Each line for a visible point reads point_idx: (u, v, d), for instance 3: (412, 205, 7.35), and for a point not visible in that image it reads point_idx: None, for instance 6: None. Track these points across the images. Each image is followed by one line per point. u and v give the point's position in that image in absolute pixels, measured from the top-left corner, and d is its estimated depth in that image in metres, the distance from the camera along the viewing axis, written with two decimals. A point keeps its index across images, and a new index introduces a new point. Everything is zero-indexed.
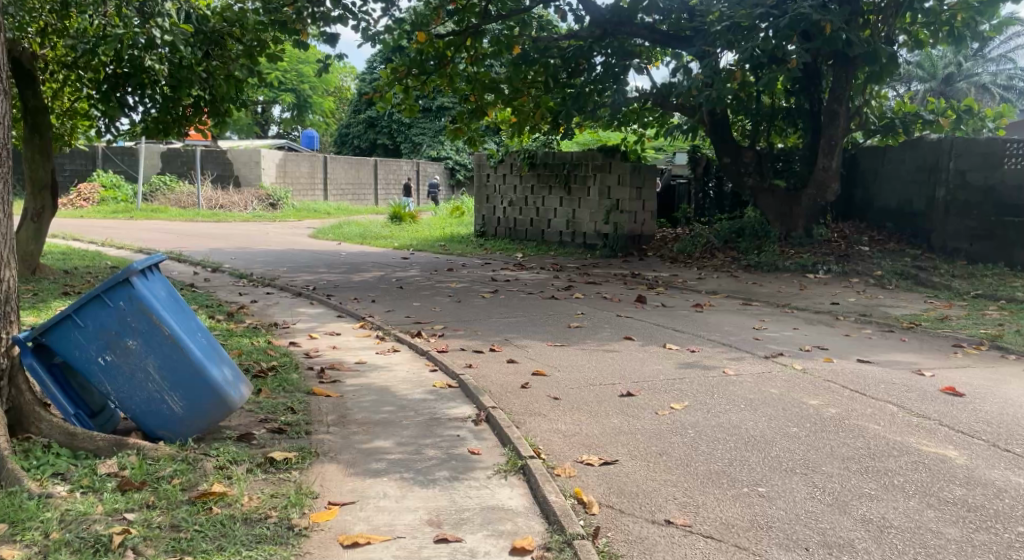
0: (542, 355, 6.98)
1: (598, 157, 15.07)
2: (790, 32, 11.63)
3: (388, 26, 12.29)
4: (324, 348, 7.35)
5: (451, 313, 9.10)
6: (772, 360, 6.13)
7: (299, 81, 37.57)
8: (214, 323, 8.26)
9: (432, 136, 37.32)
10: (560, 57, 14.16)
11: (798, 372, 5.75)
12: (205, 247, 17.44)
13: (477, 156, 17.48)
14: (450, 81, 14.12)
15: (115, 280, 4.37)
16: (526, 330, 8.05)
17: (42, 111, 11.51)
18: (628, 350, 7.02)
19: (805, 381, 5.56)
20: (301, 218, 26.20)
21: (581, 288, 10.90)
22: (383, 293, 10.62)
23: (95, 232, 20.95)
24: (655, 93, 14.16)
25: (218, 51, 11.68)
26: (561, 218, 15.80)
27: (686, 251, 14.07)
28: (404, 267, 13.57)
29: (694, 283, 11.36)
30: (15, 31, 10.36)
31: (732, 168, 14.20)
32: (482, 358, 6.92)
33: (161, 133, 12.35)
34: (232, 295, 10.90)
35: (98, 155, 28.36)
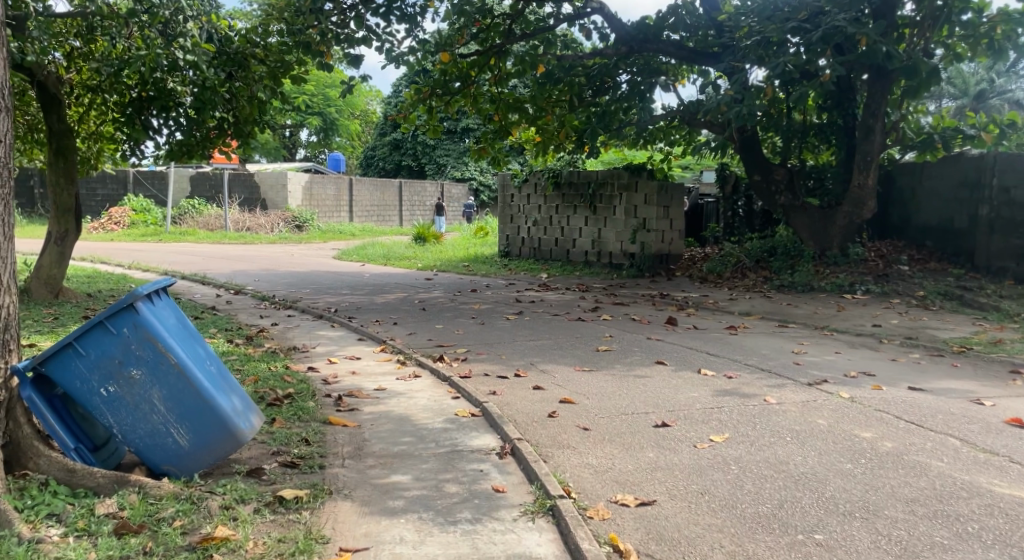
0: (569, 380, 6.65)
1: (624, 175, 14.73)
2: (823, 46, 11.34)
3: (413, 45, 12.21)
4: (343, 373, 7.07)
5: (475, 336, 8.79)
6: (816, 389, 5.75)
7: (325, 104, 37.71)
8: (232, 347, 8.02)
9: (457, 157, 37.26)
10: (585, 75, 13.98)
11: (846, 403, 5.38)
12: (229, 270, 17.29)
13: (501, 177, 17.26)
14: (474, 101, 13.97)
15: (120, 307, 4.10)
16: (553, 354, 7.73)
17: (67, 135, 11.36)
18: (660, 375, 6.67)
19: (854, 412, 5.19)
20: (327, 240, 26.11)
21: (609, 309, 10.56)
22: (406, 315, 10.35)
23: (122, 255, 20.92)
24: (680, 109, 13.89)
25: (243, 74, 11.35)
26: (587, 237, 15.45)
27: (717, 271, 13.65)
28: (427, 289, 13.31)
29: (726, 304, 10.99)
30: (40, 54, 10.42)
31: (763, 186, 13.83)
32: (506, 384, 6.59)
33: (185, 156, 12.21)
34: (253, 317, 10.67)
35: (128, 180, 28.45)
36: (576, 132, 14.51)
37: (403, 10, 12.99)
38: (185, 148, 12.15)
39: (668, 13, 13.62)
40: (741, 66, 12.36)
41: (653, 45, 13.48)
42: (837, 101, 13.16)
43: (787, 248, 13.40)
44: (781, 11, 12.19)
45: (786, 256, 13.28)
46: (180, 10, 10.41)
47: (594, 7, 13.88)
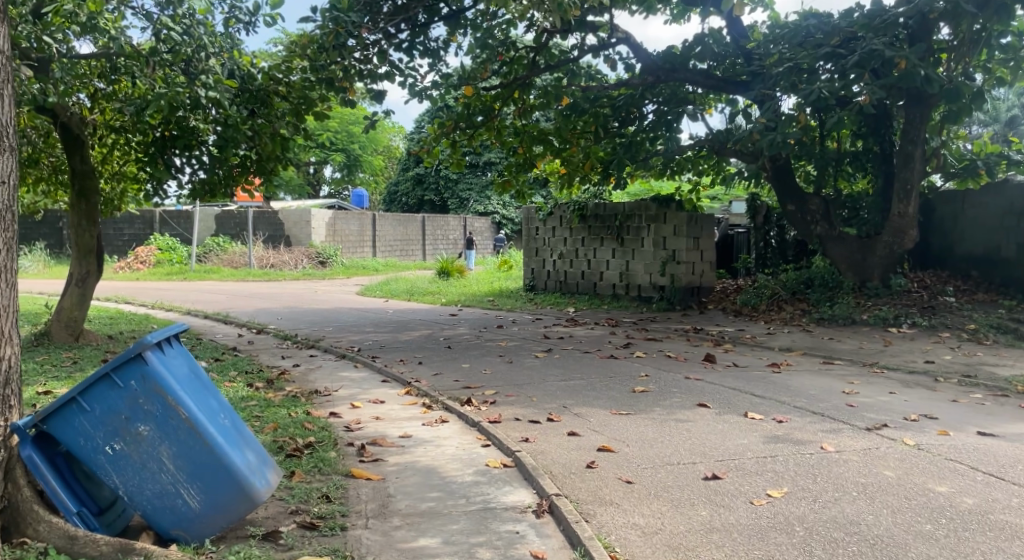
0: (606, 425, 6.28)
1: (651, 206, 14.31)
2: (860, 71, 11.03)
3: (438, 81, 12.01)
4: (366, 419, 6.72)
5: (504, 376, 8.44)
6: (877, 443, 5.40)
7: (349, 141, 37.78)
8: (252, 391, 7.71)
9: (480, 191, 37.17)
10: (611, 106, 13.73)
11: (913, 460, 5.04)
12: (252, 308, 17.06)
13: (526, 210, 16.98)
14: (498, 135, 13.68)
15: (126, 357, 3.78)
16: (587, 395, 7.37)
17: (89, 175, 11.15)
18: (702, 420, 6.29)
19: (926, 466, 4.94)
20: (351, 276, 25.93)
21: (642, 346, 10.17)
22: (431, 354, 10.01)
23: (147, 295, 20.80)
24: (708, 139, 13.56)
25: (266, 111, 11.19)
26: (614, 270, 15.04)
27: (752, 304, 13.21)
28: (453, 325, 12.99)
29: (764, 339, 10.58)
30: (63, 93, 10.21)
31: (797, 216, 13.42)
32: (539, 430, 6.22)
33: (208, 195, 12.02)
34: (275, 358, 10.38)
35: (155, 220, 28.49)
36: (602, 164, 14.12)
37: (427, 44, 12.81)
38: (208, 187, 11.96)
39: (694, 43, 13.30)
40: (772, 94, 12.05)
41: (681, 74, 13.19)
42: (873, 128, 12.84)
43: (824, 280, 12.96)
44: (814, 37, 11.91)
45: (823, 288, 12.85)
46: (202, 47, 10.17)
47: (618, 37, 13.65)
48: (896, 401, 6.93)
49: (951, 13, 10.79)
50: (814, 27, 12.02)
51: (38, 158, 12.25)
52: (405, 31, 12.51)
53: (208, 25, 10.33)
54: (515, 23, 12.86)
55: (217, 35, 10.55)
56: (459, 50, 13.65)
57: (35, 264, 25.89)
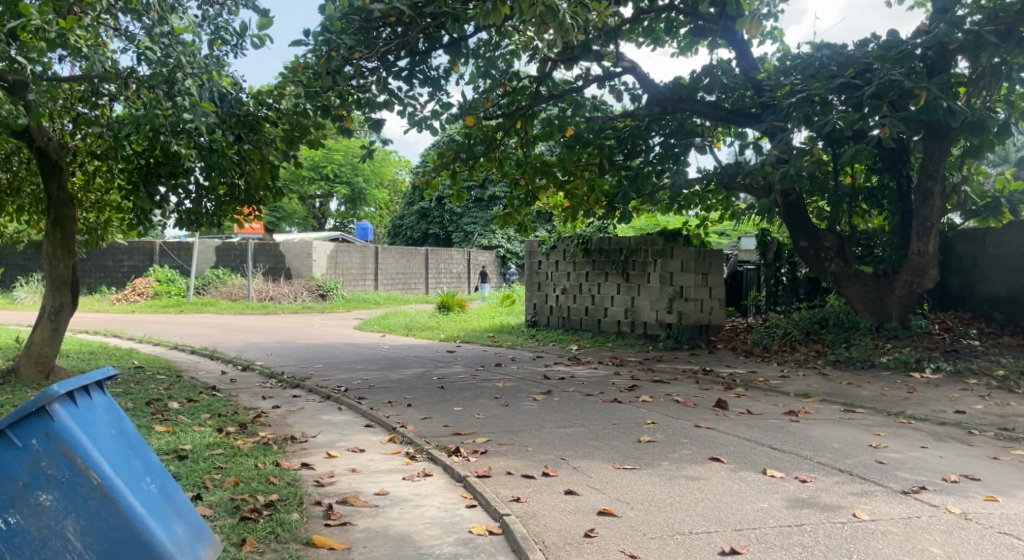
0: (608, 481, 5.61)
1: (658, 241, 13.70)
2: (879, 103, 10.34)
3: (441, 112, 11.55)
4: (341, 471, 6.06)
5: (498, 421, 7.73)
6: (917, 514, 4.83)
7: (353, 174, 37.33)
8: (221, 439, 7.04)
9: (484, 225, 36.53)
10: (616, 136, 13.15)
11: (960, 536, 4.48)
12: (243, 343, 16.40)
13: (529, 244, 16.34)
14: (500, 165, 13.07)
15: (28, 411, 3.19)
16: (587, 445, 6.67)
17: (67, 204, 10.53)
18: (715, 478, 5.59)
19: (977, 543, 4.40)
20: (351, 310, 25.31)
21: (648, 388, 9.46)
22: (422, 395, 9.31)
23: (139, 328, 20.15)
24: (716, 172, 12.98)
25: (254, 137, 10.51)
26: (619, 306, 14.38)
27: (764, 344, 12.51)
28: (448, 363, 12.33)
29: (778, 383, 9.85)
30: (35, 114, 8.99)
31: (810, 253, 12.72)
32: (532, 487, 5.55)
33: (195, 226, 11.45)
34: (255, 399, 9.69)
35: (154, 252, 27.89)
36: (607, 198, 13.60)
37: (426, 72, 12.23)
38: (195, 217, 11.34)
39: (703, 74, 12.78)
40: (783, 127, 11.47)
41: (689, 105, 12.60)
42: (889, 163, 12.18)
43: (840, 320, 12.28)
44: (827, 68, 11.26)
45: (839, 328, 12.16)
46: (179, 67, 9.39)
47: (624, 67, 13.12)
48: (930, 459, 6.28)
49: (972, 43, 10.22)
50: (827, 57, 11.38)
51: (20, 186, 11.72)
52: (404, 59, 11.92)
53: (188, 44, 9.54)
54: (518, 53, 12.33)
55: (198, 55, 9.70)
56: (461, 79, 13.14)
57: (31, 294, 25.39)
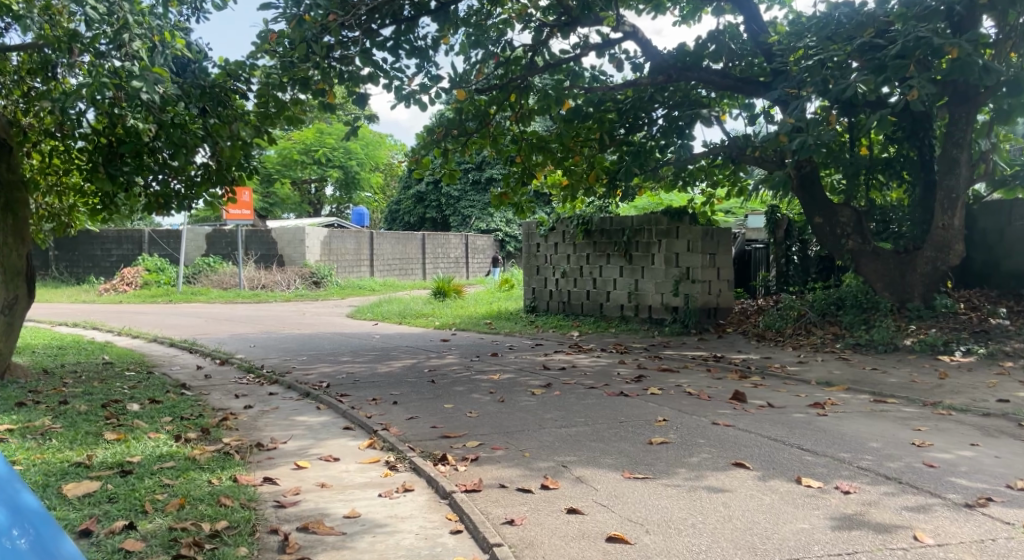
0: (621, 491, 4.75)
1: (662, 220, 12.80)
2: (905, 62, 9.20)
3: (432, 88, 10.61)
4: (308, 486, 5.24)
5: (491, 420, 6.86)
6: (990, 537, 4.02)
7: (347, 157, 36.38)
8: (176, 449, 6.24)
9: (481, 209, 35.63)
10: (617, 110, 12.13)
11: None
12: (229, 335, 15.56)
13: (526, 226, 15.44)
14: (495, 142, 11.67)
15: None
16: (591, 446, 5.80)
17: (18, 186, 9.80)
18: (745, 486, 4.73)
19: None
20: (346, 297, 24.48)
21: (657, 378, 8.57)
22: (409, 391, 8.45)
23: (123, 319, 19.29)
24: (722, 147, 11.83)
25: (224, 111, 9.53)
26: (621, 289, 13.52)
27: (777, 327, 11.53)
28: (440, 353, 11.50)
29: (797, 368, 8.94)
30: None
31: (825, 230, 11.69)
32: (530, 501, 4.72)
33: (164, 209, 10.64)
34: (227, 398, 8.86)
35: (143, 240, 26.99)
36: (607, 175, 12.44)
37: (414, 43, 11.33)
38: (166, 198, 10.49)
39: (708, 40, 11.62)
40: (797, 95, 10.22)
41: (694, 72, 11.35)
42: (910, 132, 11.12)
43: (858, 300, 11.33)
44: (845, 29, 10.08)
45: (857, 309, 11.23)
46: (127, 27, 8.62)
47: (624, 33, 12.21)
48: (988, 459, 5.43)
49: None
50: (845, 16, 10.20)
51: None
52: (389, 27, 11.01)
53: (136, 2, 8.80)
54: (512, 23, 11.49)
55: (146, 14, 8.91)
56: (450, 49, 12.22)
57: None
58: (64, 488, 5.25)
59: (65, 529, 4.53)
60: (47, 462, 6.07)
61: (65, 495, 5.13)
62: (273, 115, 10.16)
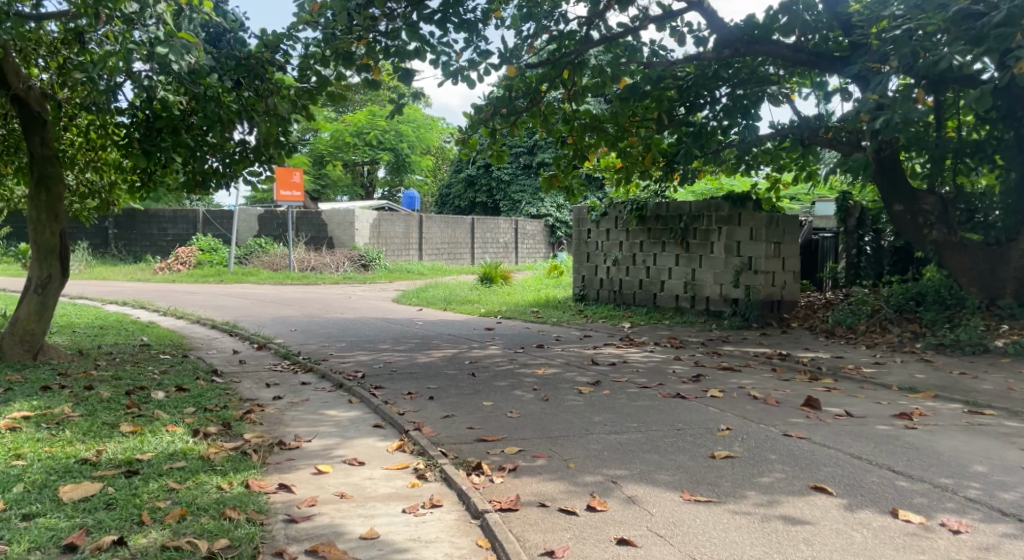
0: (681, 517, 4.08)
1: (723, 206, 11.94)
2: (1015, 30, 7.92)
3: (484, 62, 9.98)
4: (326, 496, 4.67)
5: (534, 422, 6.22)
6: None
7: (399, 140, 35.85)
8: (191, 446, 5.72)
9: (532, 193, 34.94)
10: (677, 87, 10.99)
11: None
12: (273, 318, 15.14)
13: (577, 211, 14.71)
14: (545, 122, 10.95)
15: None
16: (645, 458, 5.12)
17: (51, 161, 9.37)
18: (829, 517, 4.02)
19: None
20: (393, 281, 24.01)
21: (718, 378, 7.83)
22: (448, 385, 7.85)
23: (171, 300, 19.04)
24: (791, 128, 10.85)
25: (261, 85, 8.95)
26: (677, 279, 12.74)
27: (848, 323, 10.62)
28: (483, 343, 10.88)
29: (874, 370, 8.12)
30: None
31: (905, 218, 10.70)
32: (574, 525, 4.08)
33: (201, 189, 10.14)
34: (257, 387, 8.36)
35: (198, 220, 26.83)
36: (665, 156, 11.78)
37: (463, 15, 10.67)
38: (203, 176, 9.96)
39: (779, 11, 10.29)
40: (880, 69, 9.16)
41: (765, 46, 10.39)
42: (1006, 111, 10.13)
43: (939, 295, 10.34)
44: None
45: (938, 306, 10.25)
46: None
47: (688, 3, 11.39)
48: None
49: None
50: None
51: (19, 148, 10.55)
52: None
53: None
54: None
55: None
56: (502, 22, 11.51)
57: (78, 263, 25.61)
58: (60, 490, 4.73)
59: (50, 543, 4.00)
60: (52, 457, 5.59)
61: (59, 499, 4.61)
62: (316, 88, 9.52)
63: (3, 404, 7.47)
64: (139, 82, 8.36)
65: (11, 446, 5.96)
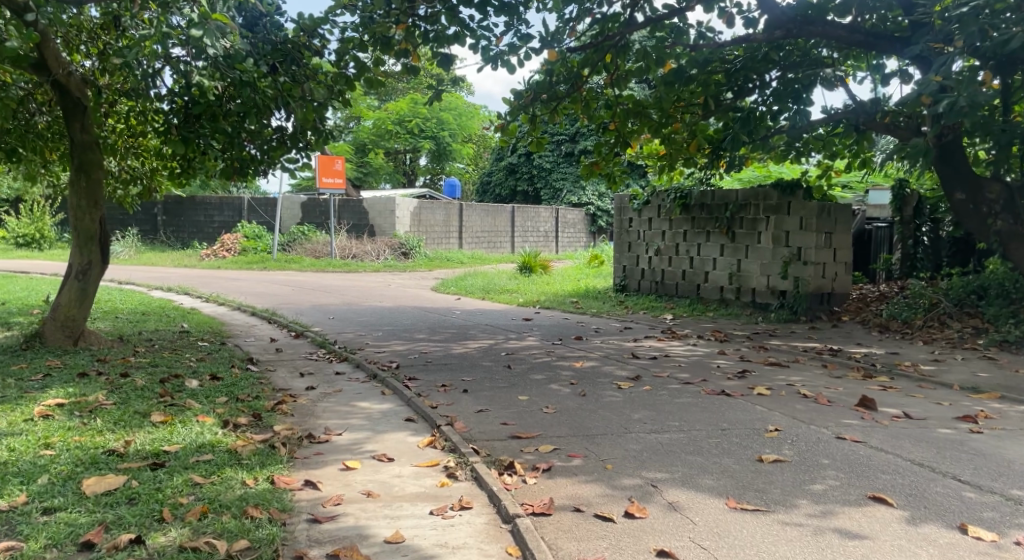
0: (725, 528, 3.84)
1: (772, 194, 11.57)
2: None
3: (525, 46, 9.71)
4: (353, 494, 4.51)
5: (570, 419, 6.00)
6: None
7: (440, 128, 35.66)
8: (219, 438, 5.59)
9: (574, 181, 34.58)
10: (725, 70, 10.65)
11: None
12: (312, 305, 15.08)
13: (618, 199, 14.40)
14: (586, 107, 10.67)
15: None
16: (687, 460, 4.89)
17: (91, 148, 9.30)
18: (890, 531, 3.76)
19: None
20: (433, 269, 23.89)
21: (764, 374, 7.53)
22: (483, 378, 7.66)
23: (213, 286, 19.10)
24: (844, 113, 10.48)
25: (297, 69, 8.85)
26: (722, 270, 12.39)
27: (904, 318, 10.20)
28: (521, 333, 10.68)
29: (932, 368, 7.74)
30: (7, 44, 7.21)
31: (968, 208, 10.06)
32: (610, 533, 3.88)
33: (238, 176, 10.04)
34: (291, 376, 8.25)
35: (242, 207, 26.93)
36: (711, 143, 11.41)
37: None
38: (242, 163, 9.79)
39: None
40: (943, 50, 8.61)
41: (819, 26, 9.96)
42: None
43: (1004, 289, 9.91)
44: None
45: (1003, 299, 9.81)
46: None
47: None
48: None
49: None
50: None
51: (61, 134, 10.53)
52: None
53: None
54: None
55: None
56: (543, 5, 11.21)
57: (125, 249, 25.89)
58: (84, 483, 4.58)
59: (68, 539, 3.90)
60: (81, 448, 5.42)
61: (83, 492, 4.48)
62: (355, 75, 9.29)
63: (39, 390, 7.32)
64: (177, 67, 8.24)
65: (41, 434, 5.78)
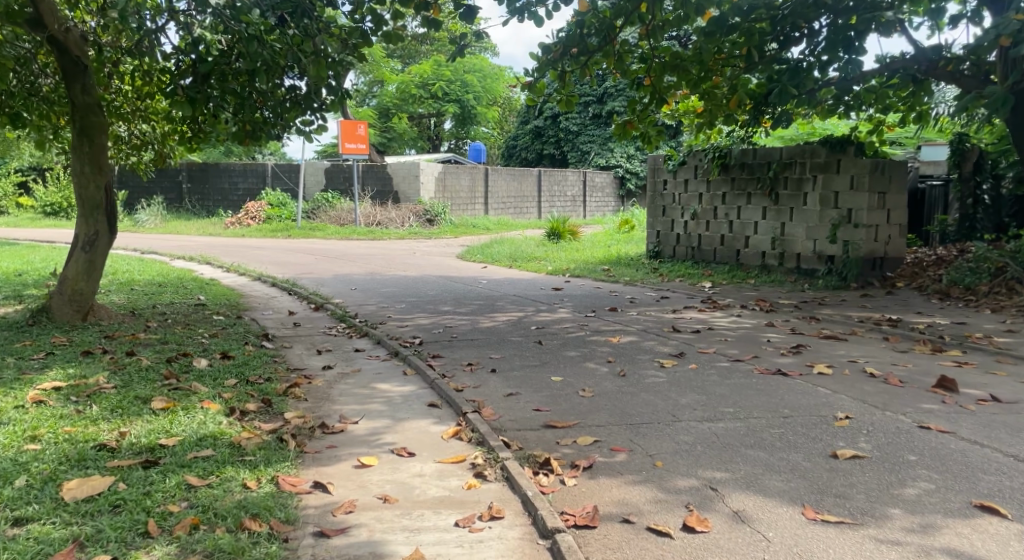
0: (807, 548, 3.38)
1: (820, 151, 10.81)
2: None
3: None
4: (368, 499, 3.96)
5: (611, 404, 5.41)
6: None
7: (464, 91, 34.83)
8: (222, 429, 5.01)
9: (602, 143, 33.71)
10: (770, 18, 9.61)
11: None
12: (334, 275, 14.51)
13: (652, 160, 13.62)
14: (619, 62, 9.88)
15: None
16: (748, 456, 4.29)
17: (94, 110, 8.66)
18: (1009, 553, 3.31)
19: None
20: (459, 236, 23.29)
21: (821, 349, 6.88)
22: (512, 356, 7.07)
23: (236, 255, 18.58)
24: (902, 61, 9.74)
25: (308, 23, 8.06)
26: (764, 235, 11.68)
27: (967, 283, 9.52)
28: (553, 304, 10.06)
29: (1007, 341, 7.10)
30: None
31: None
32: (668, 551, 3.41)
33: (251, 141, 9.43)
34: (307, 354, 7.68)
35: (266, 174, 26.35)
36: (754, 99, 10.62)
37: None
38: (255, 126, 9.18)
39: None
40: None
41: None
42: None
43: None
44: None
45: None
46: None
47: None
48: None
49: None
50: None
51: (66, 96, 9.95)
52: None
53: None
54: None
55: None
56: None
57: (151, 218, 25.55)
58: (64, 486, 3.99)
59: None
60: (70, 441, 4.76)
61: (62, 498, 3.88)
62: (371, 30, 8.55)
63: (37, 371, 6.69)
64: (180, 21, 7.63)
65: (29, 425, 5.12)
